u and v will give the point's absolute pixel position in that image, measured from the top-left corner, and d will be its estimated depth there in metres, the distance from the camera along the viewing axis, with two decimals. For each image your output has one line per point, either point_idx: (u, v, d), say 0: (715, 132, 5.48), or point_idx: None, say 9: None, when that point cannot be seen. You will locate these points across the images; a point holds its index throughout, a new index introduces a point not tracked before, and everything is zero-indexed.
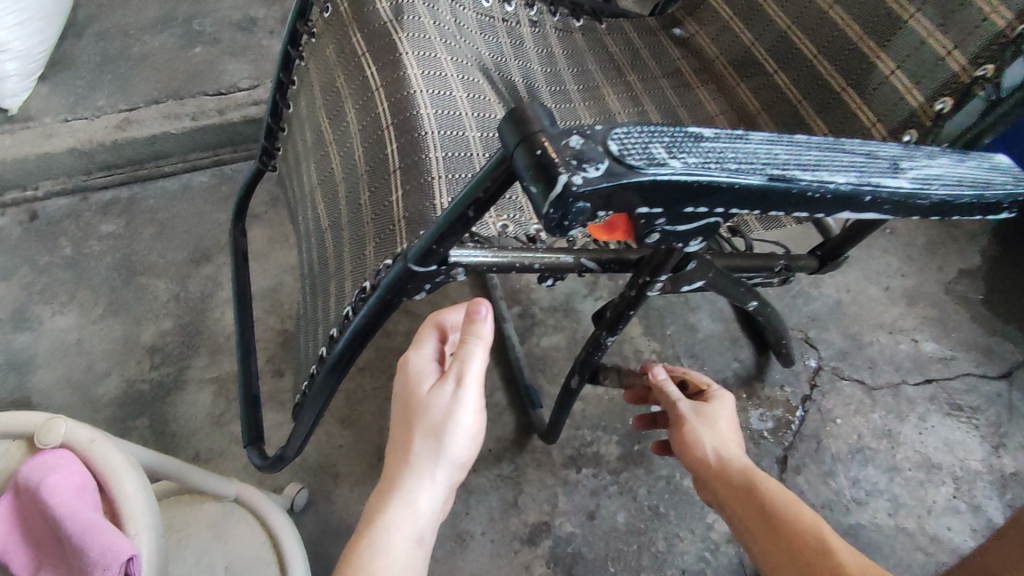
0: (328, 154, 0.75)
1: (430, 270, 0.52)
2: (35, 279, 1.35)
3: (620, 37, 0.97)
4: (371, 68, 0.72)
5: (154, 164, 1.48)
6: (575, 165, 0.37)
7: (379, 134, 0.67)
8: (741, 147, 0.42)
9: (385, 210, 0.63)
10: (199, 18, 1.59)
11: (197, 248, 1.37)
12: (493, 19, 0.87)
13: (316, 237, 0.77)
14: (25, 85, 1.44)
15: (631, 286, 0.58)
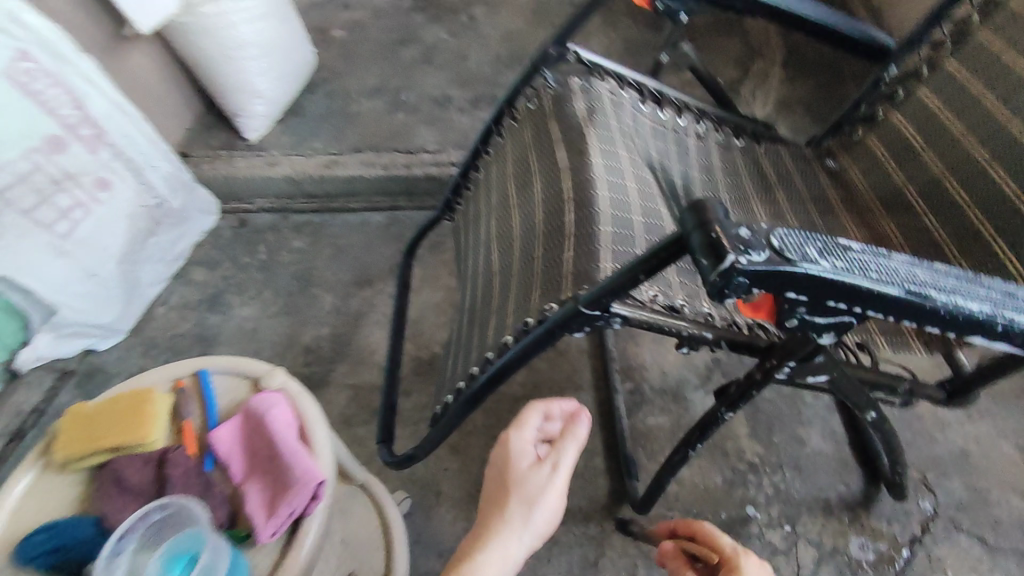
0: (510, 213, 0.91)
1: (594, 314, 0.64)
2: (234, 273, 1.66)
3: (774, 160, 1.08)
4: (561, 151, 0.88)
5: (342, 200, 1.76)
6: (741, 250, 0.48)
7: (559, 204, 0.82)
8: (883, 263, 0.51)
9: (556, 263, 0.77)
10: (408, 91, 1.93)
11: (362, 273, 1.60)
12: (665, 129, 1.02)
13: (484, 277, 0.93)
14: (264, 125, 1.83)
15: (758, 369, 0.66)
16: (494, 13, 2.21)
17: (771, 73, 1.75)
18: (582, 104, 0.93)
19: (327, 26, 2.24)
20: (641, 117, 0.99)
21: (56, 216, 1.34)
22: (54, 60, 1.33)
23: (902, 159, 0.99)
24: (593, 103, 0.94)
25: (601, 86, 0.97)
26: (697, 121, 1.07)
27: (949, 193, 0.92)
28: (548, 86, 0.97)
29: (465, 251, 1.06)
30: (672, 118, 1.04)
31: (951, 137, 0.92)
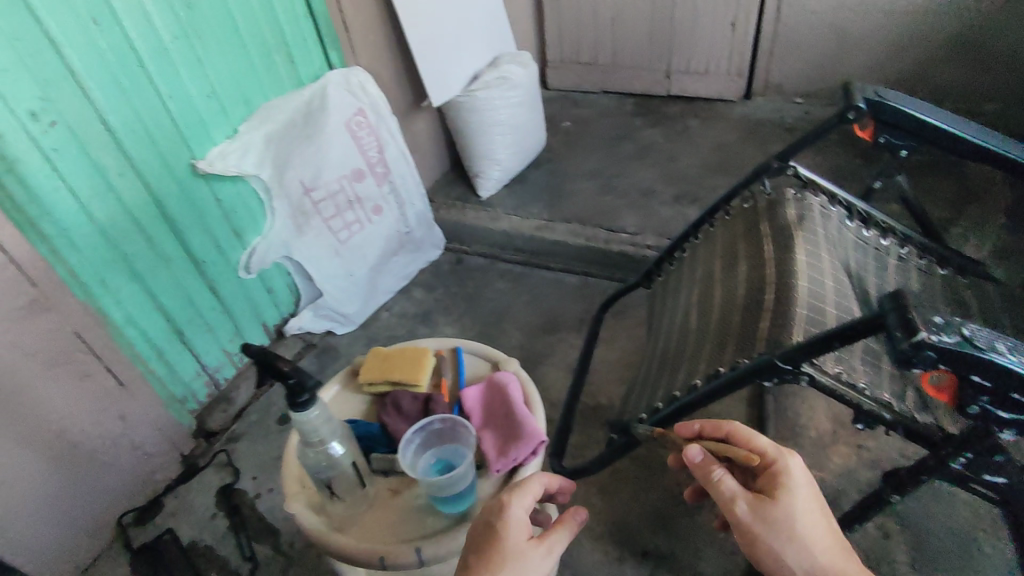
0: (712, 287, 1.07)
1: (785, 368, 0.77)
2: (446, 297, 1.99)
3: (978, 295, 1.12)
4: (770, 245, 1.03)
5: (544, 258, 2.05)
6: (934, 330, 0.60)
7: (761, 286, 0.97)
8: None
9: (751, 331, 0.91)
10: (618, 180, 2.22)
11: (548, 321, 1.84)
12: (867, 245, 1.12)
13: (677, 336, 1.09)
14: (495, 187, 2.23)
15: (932, 457, 0.75)
16: (707, 127, 2.47)
17: (989, 219, 1.74)
18: (794, 210, 1.08)
19: (558, 120, 2.68)
20: (846, 231, 1.11)
21: (342, 226, 1.79)
22: (376, 116, 1.83)
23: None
24: (805, 211, 1.09)
25: (814, 200, 1.12)
26: (901, 245, 1.15)
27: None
28: (763, 192, 1.15)
29: (659, 313, 1.24)
30: (876, 237, 1.14)
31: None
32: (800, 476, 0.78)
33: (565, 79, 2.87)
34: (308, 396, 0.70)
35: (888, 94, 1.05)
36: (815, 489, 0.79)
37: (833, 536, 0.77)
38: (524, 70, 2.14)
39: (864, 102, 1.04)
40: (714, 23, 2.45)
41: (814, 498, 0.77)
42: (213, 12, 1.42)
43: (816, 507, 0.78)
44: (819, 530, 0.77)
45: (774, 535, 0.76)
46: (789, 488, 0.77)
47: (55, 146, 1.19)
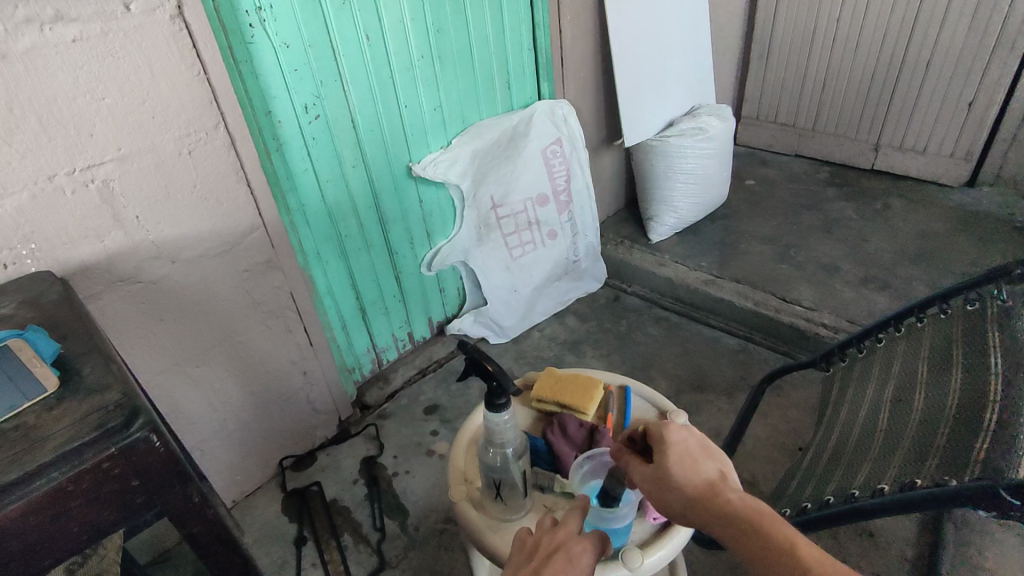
0: (913, 390, 1.00)
1: (1012, 503, 0.69)
2: (597, 331, 2.01)
3: None
4: (999, 358, 0.89)
5: (705, 314, 2.00)
6: None
7: (982, 403, 0.84)
8: None
9: (961, 451, 0.80)
10: (799, 250, 2.10)
11: (699, 380, 1.77)
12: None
13: (862, 431, 1.01)
14: (666, 234, 2.22)
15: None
16: (913, 210, 2.25)
17: None
18: None
19: (743, 178, 2.61)
20: None
21: (518, 245, 1.89)
22: (571, 148, 1.93)
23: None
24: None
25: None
26: None
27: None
28: (999, 297, 0.99)
29: (838, 401, 1.16)
30: None
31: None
32: (680, 437, 0.74)
33: (757, 138, 2.80)
34: (506, 400, 0.73)
35: None
36: (692, 436, 0.74)
37: (721, 479, 0.70)
38: (722, 124, 2.12)
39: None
40: (944, 101, 2.25)
41: (696, 455, 0.72)
42: (457, 37, 1.59)
43: (699, 456, 0.73)
44: (701, 472, 0.71)
45: (658, 488, 0.71)
46: (661, 445, 0.74)
47: (314, 135, 1.40)
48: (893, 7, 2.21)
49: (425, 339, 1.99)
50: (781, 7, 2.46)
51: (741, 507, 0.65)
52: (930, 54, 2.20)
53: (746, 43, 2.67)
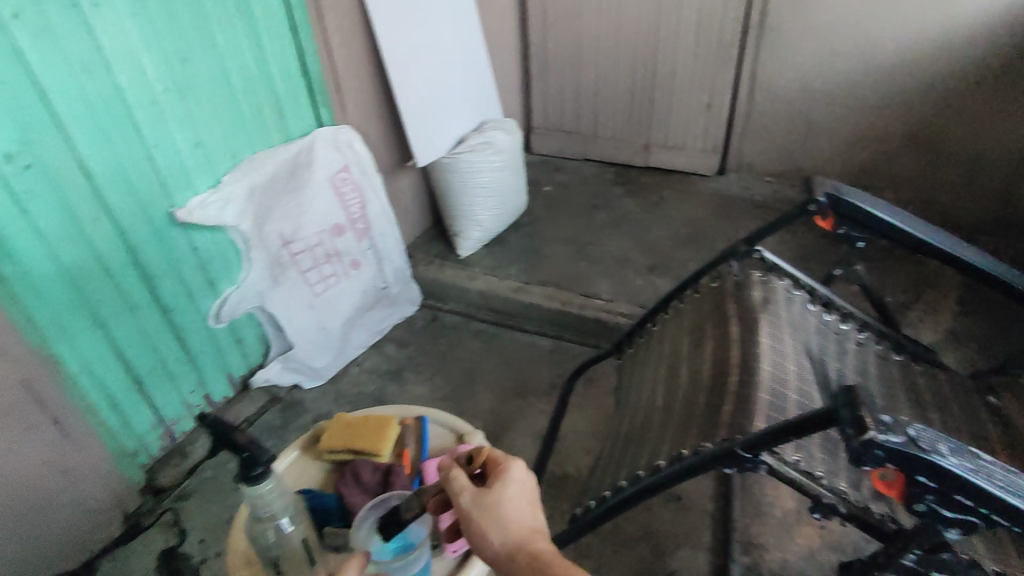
0: (678, 366, 1.10)
1: (747, 456, 0.78)
2: (418, 355, 1.98)
3: (932, 383, 1.16)
4: (735, 325, 1.07)
5: (519, 320, 2.07)
6: (883, 429, 0.62)
7: (726, 366, 1.00)
8: (1008, 477, 0.63)
9: (714, 412, 0.93)
10: (594, 247, 2.27)
11: (520, 385, 1.83)
12: (828, 330, 1.16)
13: (644, 411, 1.10)
14: (474, 247, 2.26)
15: (884, 547, 0.75)
16: (681, 200, 2.55)
17: (943, 307, 1.83)
18: (759, 292, 1.12)
19: (540, 185, 2.77)
20: (808, 314, 1.15)
21: (319, 278, 1.80)
22: (360, 173, 1.86)
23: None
24: (768, 296, 1.12)
25: (777, 281, 1.16)
26: (859, 330, 1.19)
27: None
28: (731, 272, 1.19)
29: (627, 385, 1.25)
30: (835, 321, 1.18)
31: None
32: (521, 475, 0.80)
33: (548, 145, 2.98)
34: (259, 467, 0.70)
35: (846, 190, 1.12)
36: (529, 478, 0.81)
37: (536, 525, 0.77)
38: (509, 137, 2.21)
39: (825, 195, 1.11)
40: (691, 103, 2.59)
41: (527, 496, 0.78)
42: (206, 66, 1.45)
43: (529, 498, 0.79)
44: (524, 513, 0.77)
45: (480, 517, 0.75)
46: (502, 480, 0.78)
47: (29, 190, 1.18)
48: (639, 23, 2.49)
49: (227, 398, 1.79)
50: (548, 25, 2.65)
51: (549, 553, 0.72)
52: (674, 64, 2.52)
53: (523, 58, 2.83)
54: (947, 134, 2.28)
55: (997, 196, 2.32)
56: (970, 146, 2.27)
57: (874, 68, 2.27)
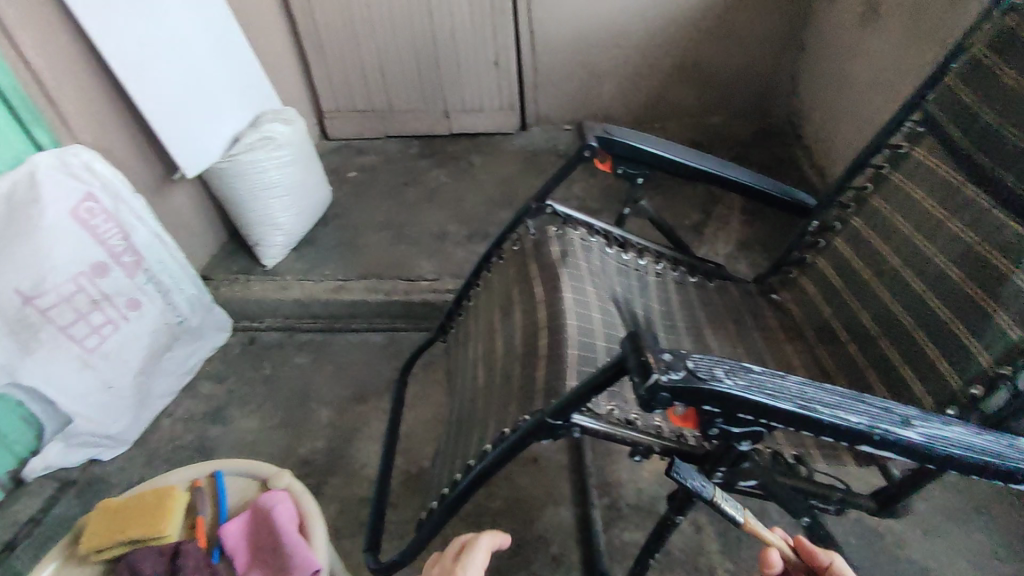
0: (494, 339, 1.07)
1: (557, 422, 0.77)
2: (239, 387, 1.76)
3: (724, 295, 1.26)
4: (539, 285, 1.06)
5: (347, 320, 1.93)
6: (664, 369, 0.63)
7: (536, 330, 0.99)
8: (778, 382, 0.67)
9: (530, 380, 0.92)
10: (411, 227, 2.18)
11: (359, 389, 1.71)
12: (628, 268, 1.20)
13: (470, 393, 1.06)
14: (282, 254, 2.06)
15: (700, 467, 0.80)
16: (490, 162, 2.55)
17: (731, 218, 2.03)
18: (557, 246, 1.12)
19: (345, 172, 2.59)
20: (607, 258, 1.18)
21: (87, 331, 1.49)
22: (112, 199, 1.55)
23: (829, 297, 1.19)
24: (566, 247, 1.12)
25: (573, 232, 1.16)
26: (657, 262, 1.25)
27: (864, 324, 1.10)
28: (529, 233, 1.17)
29: (454, 368, 1.21)
30: (634, 259, 1.22)
31: (892, 268, 1.08)
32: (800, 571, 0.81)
33: (346, 129, 2.80)
34: None
35: (615, 130, 1.14)
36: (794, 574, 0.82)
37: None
38: (290, 128, 2.00)
39: (596, 140, 1.12)
40: (478, 63, 2.54)
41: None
42: None
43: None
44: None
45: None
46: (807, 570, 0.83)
47: None
48: None
49: None
50: None
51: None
52: (452, 26, 2.45)
53: (294, 38, 2.58)
54: (706, 60, 2.49)
55: (756, 110, 2.61)
56: (727, 69, 2.51)
57: (634, 8, 2.39)
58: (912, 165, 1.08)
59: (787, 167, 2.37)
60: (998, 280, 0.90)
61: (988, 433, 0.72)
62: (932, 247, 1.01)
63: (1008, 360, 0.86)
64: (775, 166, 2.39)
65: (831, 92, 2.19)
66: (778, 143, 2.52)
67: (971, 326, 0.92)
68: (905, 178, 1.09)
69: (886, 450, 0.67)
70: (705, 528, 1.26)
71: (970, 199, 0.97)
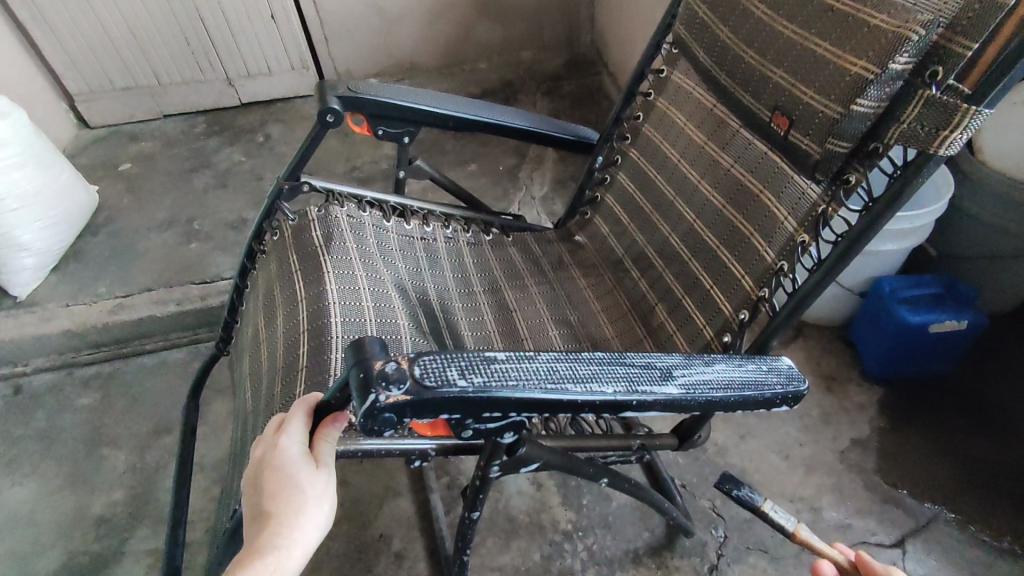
0: (260, 352, 0.92)
1: None
2: (5, 450, 1.46)
3: (522, 248, 1.20)
4: (301, 281, 0.93)
5: (138, 342, 1.66)
6: (383, 385, 0.52)
7: (297, 336, 0.86)
8: (525, 367, 0.57)
9: (290, 398, 0.79)
10: (202, 220, 1.90)
11: (161, 420, 1.48)
12: (412, 239, 1.09)
13: (241, 420, 0.91)
14: (36, 278, 1.69)
15: (477, 466, 0.77)
16: (289, 131, 2.29)
17: (545, 159, 1.99)
18: (319, 230, 0.99)
19: (114, 164, 2.19)
20: (386, 232, 1.06)
21: None
22: None
23: (619, 234, 1.16)
24: (330, 229, 0.99)
25: (338, 210, 1.03)
26: (446, 225, 1.16)
27: (649, 258, 1.09)
28: (287, 219, 1.02)
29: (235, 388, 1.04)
30: (418, 226, 1.12)
31: (667, 200, 1.06)
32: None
33: (108, 113, 2.35)
34: None
35: (363, 87, 1.00)
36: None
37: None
38: (4, 124, 1.59)
39: (338, 102, 0.97)
40: (250, 20, 2.21)
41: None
42: None
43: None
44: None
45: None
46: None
47: None
48: None
49: None
50: None
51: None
52: None
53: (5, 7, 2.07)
54: None
55: (562, 41, 2.56)
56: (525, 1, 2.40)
57: None
58: (672, 91, 1.07)
59: (597, 97, 2.37)
60: (750, 202, 0.91)
61: (751, 362, 0.69)
62: (696, 174, 1.01)
63: (766, 279, 0.87)
64: (585, 96, 2.39)
65: (626, 17, 2.17)
66: (587, 73, 2.51)
67: (733, 250, 0.93)
68: (668, 104, 1.08)
69: (650, 411, 0.61)
70: (545, 483, 1.25)
71: (723, 122, 0.97)
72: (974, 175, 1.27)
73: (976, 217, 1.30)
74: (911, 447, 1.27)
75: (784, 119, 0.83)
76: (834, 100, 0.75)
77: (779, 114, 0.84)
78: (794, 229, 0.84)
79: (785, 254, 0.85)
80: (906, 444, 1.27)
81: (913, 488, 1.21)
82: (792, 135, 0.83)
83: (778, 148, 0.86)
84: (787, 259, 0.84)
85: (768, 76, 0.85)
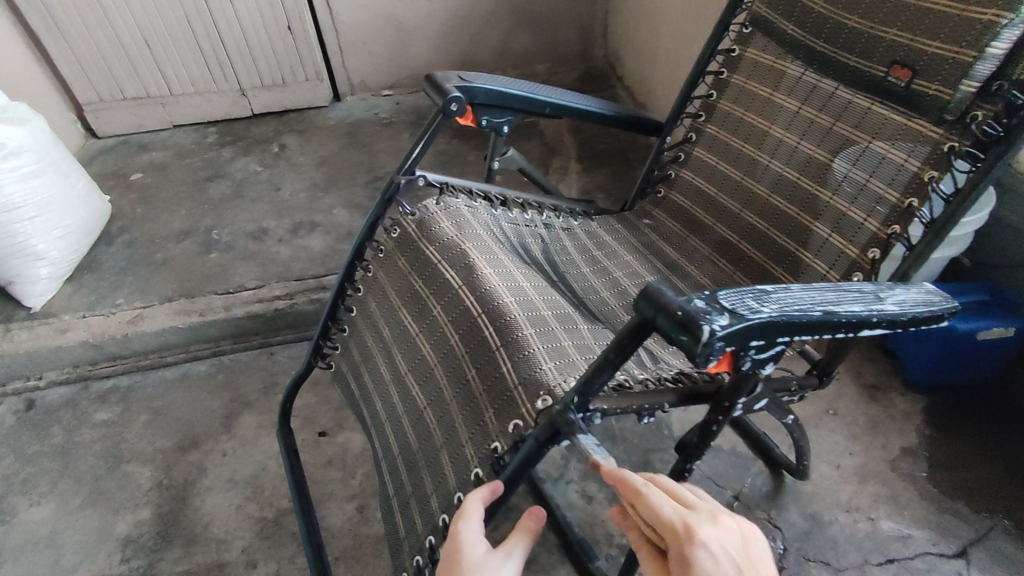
0: (417, 344, 0.88)
1: (576, 417, 0.66)
2: (20, 469, 1.38)
3: (608, 228, 1.19)
4: (449, 270, 0.89)
5: (158, 354, 1.61)
6: (707, 318, 0.54)
7: (472, 322, 0.83)
8: (792, 296, 0.62)
9: (497, 380, 0.76)
10: (220, 229, 1.86)
11: (187, 435, 1.42)
12: (519, 225, 1.07)
13: (394, 428, 0.89)
14: (51, 289, 1.63)
15: (715, 412, 0.71)
16: (305, 141, 2.26)
17: (569, 169, 1.98)
18: (448, 222, 0.96)
19: (125, 174, 2.14)
20: (496, 218, 1.05)
21: None
22: None
23: (707, 206, 1.15)
24: (458, 220, 0.97)
25: (455, 201, 1.02)
26: (540, 212, 1.14)
27: (750, 222, 1.08)
28: (405, 214, 0.99)
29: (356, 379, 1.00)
30: (520, 213, 1.10)
31: (761, 164, 1.07)
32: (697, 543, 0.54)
33: (119, 121, 2.30)
34: None
35: (471, 76, 0.99)
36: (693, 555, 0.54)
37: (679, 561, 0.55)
38: (22, 130, 1.54)
39: (458, 91, 0.95)
40: (267, 30, 2.19)
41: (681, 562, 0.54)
42: None
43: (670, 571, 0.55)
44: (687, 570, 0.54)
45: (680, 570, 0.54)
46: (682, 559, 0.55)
47: None
48: None
49: None
50: None
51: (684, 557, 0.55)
52: None
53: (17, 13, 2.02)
54: (520, 7, 2.38)
55: (576, 55, 2.58)
56: (541, 14, 2.42)
57: None
58: (748, 66, 1.09)
59: None
60: (861, 153, 0.94)
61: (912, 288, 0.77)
62: (793, 136, 1.03)
63: (895, 219, 0.89)
64: None
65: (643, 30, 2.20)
66: (601, 85, 2.52)
67: (851, 200, 0.95)
68: (745, 80, 1.10)
69: (877, 330, 0.67)
70: (595, 496, 1.22)
71: (815, 85, 1.00)
72: (1011, 182, 1.28)
73: (1014, 224, 1.31)
74: (967, 460, 1.25)
75: (905, 71, 0.87)
76: (967, 46, 0.80)
77: (898, 67, 0.88)
78: (918, 168, 0.87)
79: (912, 191, 0.87)
80: (960, 457, 1.26)
81: (968, 500, 1.19)
82: (916, 84, 0.86)
83: (895, 100, 0.90)
84: (915, 196, 0.87)
85: (882, 37, 0.89)
